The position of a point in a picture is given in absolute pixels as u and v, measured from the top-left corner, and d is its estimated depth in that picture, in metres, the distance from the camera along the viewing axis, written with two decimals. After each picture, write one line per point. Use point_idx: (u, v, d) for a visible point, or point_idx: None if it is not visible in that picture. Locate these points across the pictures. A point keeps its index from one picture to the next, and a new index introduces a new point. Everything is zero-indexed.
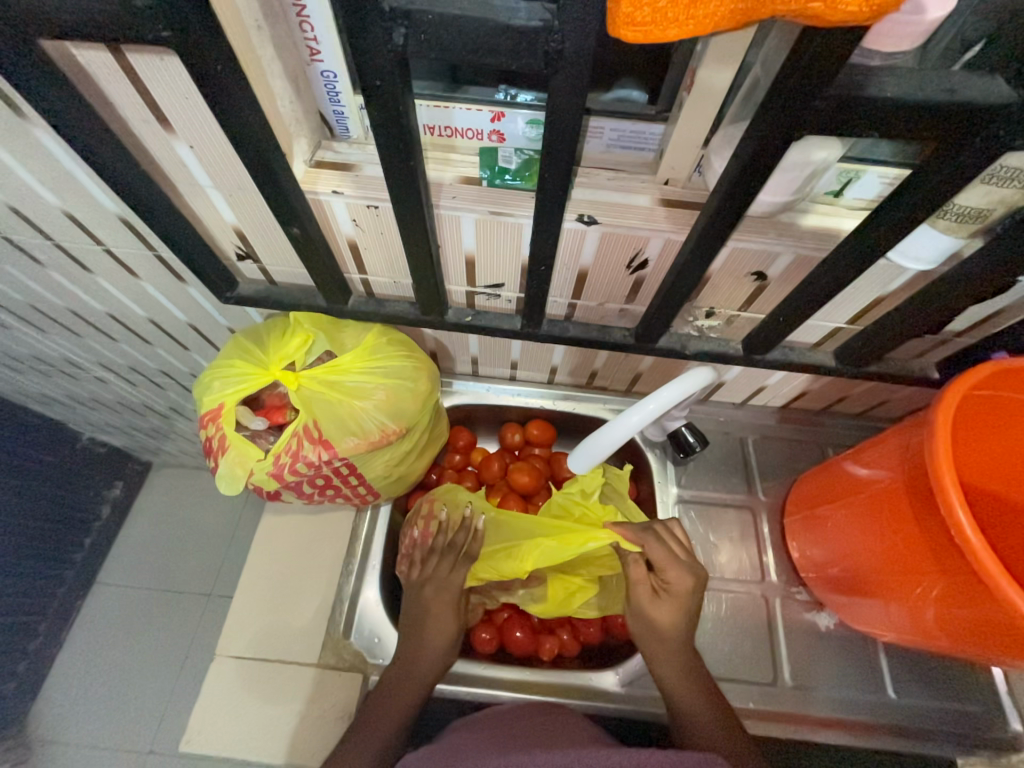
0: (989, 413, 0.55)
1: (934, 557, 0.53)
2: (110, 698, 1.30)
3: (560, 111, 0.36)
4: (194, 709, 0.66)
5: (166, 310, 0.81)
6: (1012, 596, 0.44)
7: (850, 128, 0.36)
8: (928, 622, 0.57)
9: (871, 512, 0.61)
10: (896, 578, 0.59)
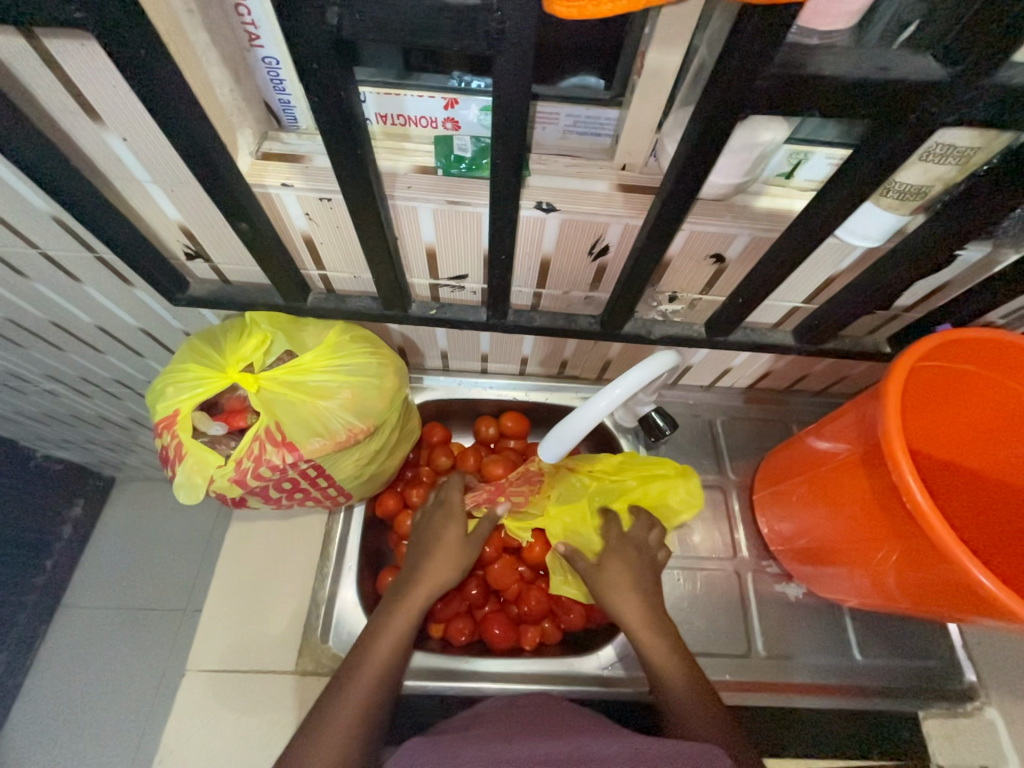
0: (936, 384, 0.57)
1: (890, 524, 0.56)
2: (81, 726, 1.24)
3: (507, 95, 0.35)
4: (166, 728, 0.64)
5: (115, 316, 0.77)
6: (960, 556, 0.46)
7: (793, 107, 0.36)
8: (888, 586, 0.60)
9: (831, 484, 0.63)
10: (857, 546, 0.61)
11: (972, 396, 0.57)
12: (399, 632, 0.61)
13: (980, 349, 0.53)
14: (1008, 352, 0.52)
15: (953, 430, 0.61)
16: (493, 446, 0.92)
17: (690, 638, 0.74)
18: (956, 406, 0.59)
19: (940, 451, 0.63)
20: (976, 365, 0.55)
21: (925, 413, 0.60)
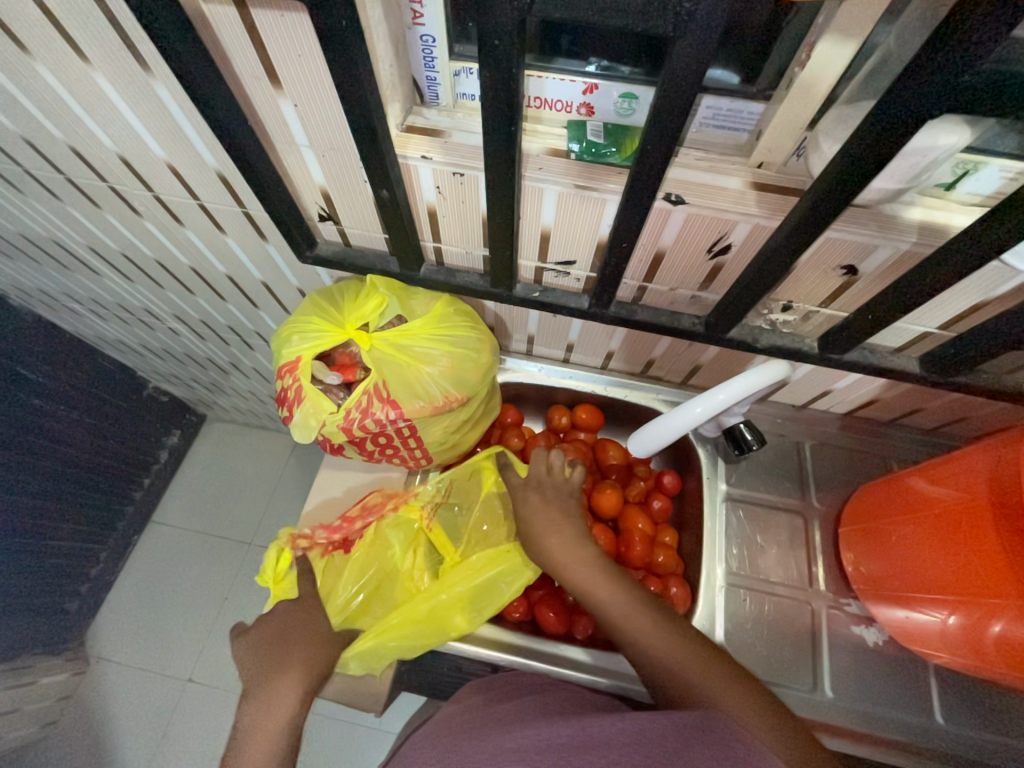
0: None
1: (1018, 584, 0.50)
2: (159, 629, 1.40)
3: (678, 78, 0.35)
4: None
5: (243, 268, 0.85)
6: None
7: (995, 107, 0.33)
8: (997, 649, 0.54)
9: (939, 528, 0.58)
10: (963, 598, 0.56)
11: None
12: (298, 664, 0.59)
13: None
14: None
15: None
16: (563, 435, 0.92)
17: (749, 662, 0.71)
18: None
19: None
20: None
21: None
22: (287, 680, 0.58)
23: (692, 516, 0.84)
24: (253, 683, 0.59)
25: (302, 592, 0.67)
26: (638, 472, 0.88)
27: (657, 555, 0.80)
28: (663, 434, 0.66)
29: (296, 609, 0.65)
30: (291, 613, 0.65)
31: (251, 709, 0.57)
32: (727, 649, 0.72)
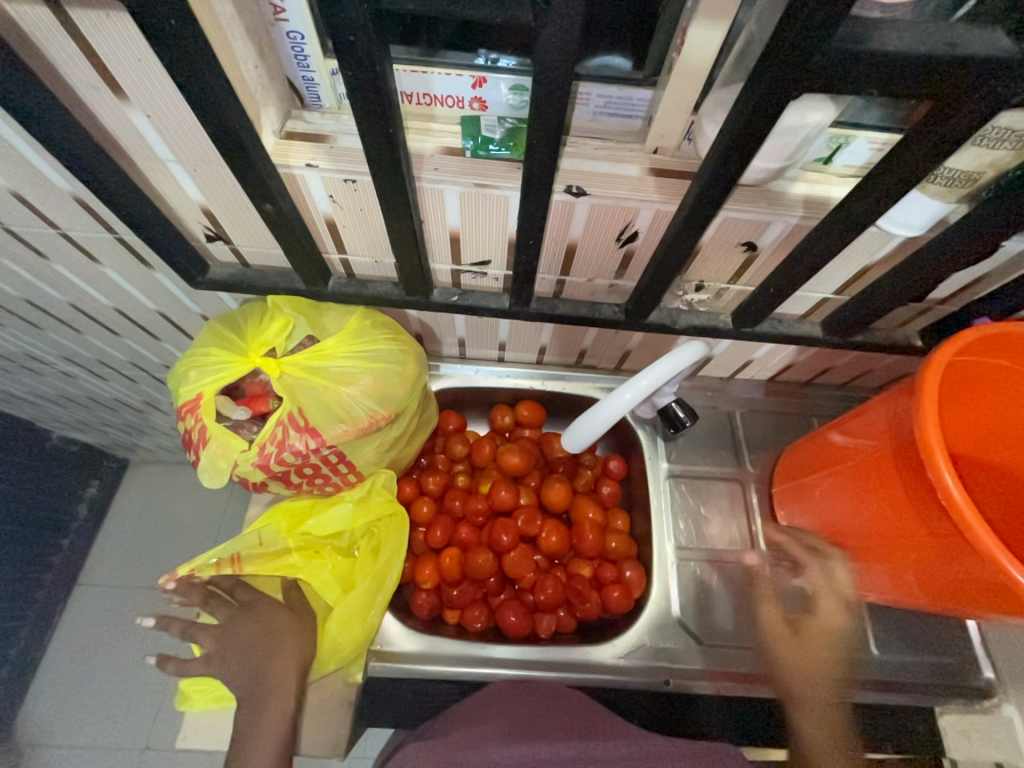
0: (988, 383, 0.56)
1: (921, 522, 0.55)
2: (89, 710, 1.20)
3: (550, 69, 0.34)
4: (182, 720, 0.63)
5: (133, 299, 0.77)
6: (997, 555, 0.45)
7: (848, 86, 0.35)
8: (912, 582, 0.59)
9: (856, 476, 0.62)
10: (881, 540, 0.60)
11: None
12: (284, 659, 0.60)
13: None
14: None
15: (1012, 429, 0.58)
16: (508, 435, 0.91)
17: (703, 629, 0.74)
18: (1008, 414, 0.57)
19: (988, 457, 0.60)
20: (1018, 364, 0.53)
21: (972, 413, 0.59)
22: (283, 674, 0.59)
23: (639, 497, 0.85)
24: (246, 681, 0.58)
25: (227, 617, 0.61)
26: (584, 463, 0.88)
27: (610, 542, 0.80)
28: (596, 415, 0.65)
29: (247, 629, 0.61)
30: (223, 640, 0.60)
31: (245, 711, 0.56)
32: (683, 621, 0.74)
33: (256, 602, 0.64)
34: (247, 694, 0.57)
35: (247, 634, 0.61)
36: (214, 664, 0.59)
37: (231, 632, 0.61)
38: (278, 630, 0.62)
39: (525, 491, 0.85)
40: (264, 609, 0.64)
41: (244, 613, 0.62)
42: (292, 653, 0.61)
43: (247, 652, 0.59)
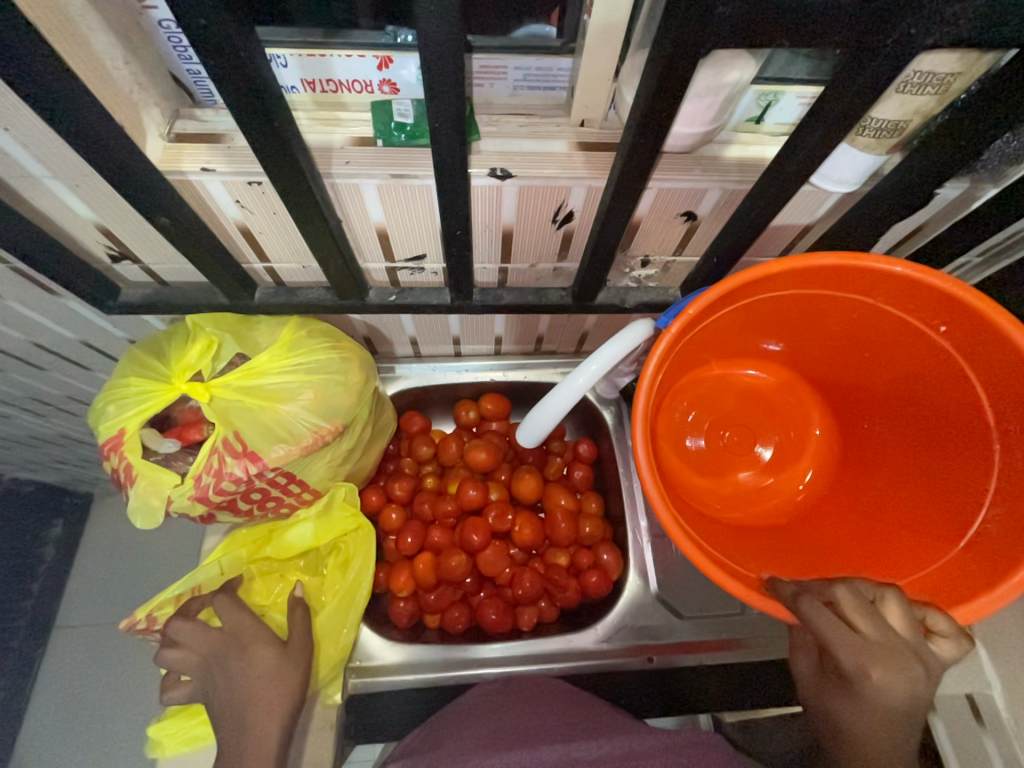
0: (804, 302, 0.55)
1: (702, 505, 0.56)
2: (79, 759, 1.13)
3: (437, 41, 0.31)
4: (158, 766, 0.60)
5: (49, 330, 0.71)
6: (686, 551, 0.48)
7: (758, 38, 0.33)
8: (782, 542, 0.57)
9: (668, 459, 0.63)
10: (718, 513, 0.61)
11: (850, 316, 0.54)
12: (271, 700, 0.52)
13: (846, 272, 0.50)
14: (875, 272, 0.48)
15: (829, 339, 0.58)
16: (475, 430, 0.88)
17: (682, 603, 0.74)
18: (824, 327, 0.57)
19: (809, 363, 0.62)
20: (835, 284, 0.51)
21: (798, 326, 0.58)
22: (262, 724, 0.51)
23: (611, 479, 0.84)
24: (229, 725, 0.51)
25: (209, 644, 0.56)
26: (553, 451, 0.86)
27: (584, 527, 0.79)
28: (565, 396, 0.62)
29: (232, 661, 0.55)
30: (211, 668, 0.54)
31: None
32: (663, 598, 0.74)
33: (244, 626, 0.58)
34: (227, 738, 0.50)
35: (231, 665, 0.54)
36: (204, 691, 0.54)
37: (218, 662, 0.55)
38: (264, 667, 0.54)
39: (495, 487, 0.83)
40: (255, 635, 0.57)
41: (224, 642, 0.56)
42: (280, 697, 0.53)
43: (230, 684, 0.53)
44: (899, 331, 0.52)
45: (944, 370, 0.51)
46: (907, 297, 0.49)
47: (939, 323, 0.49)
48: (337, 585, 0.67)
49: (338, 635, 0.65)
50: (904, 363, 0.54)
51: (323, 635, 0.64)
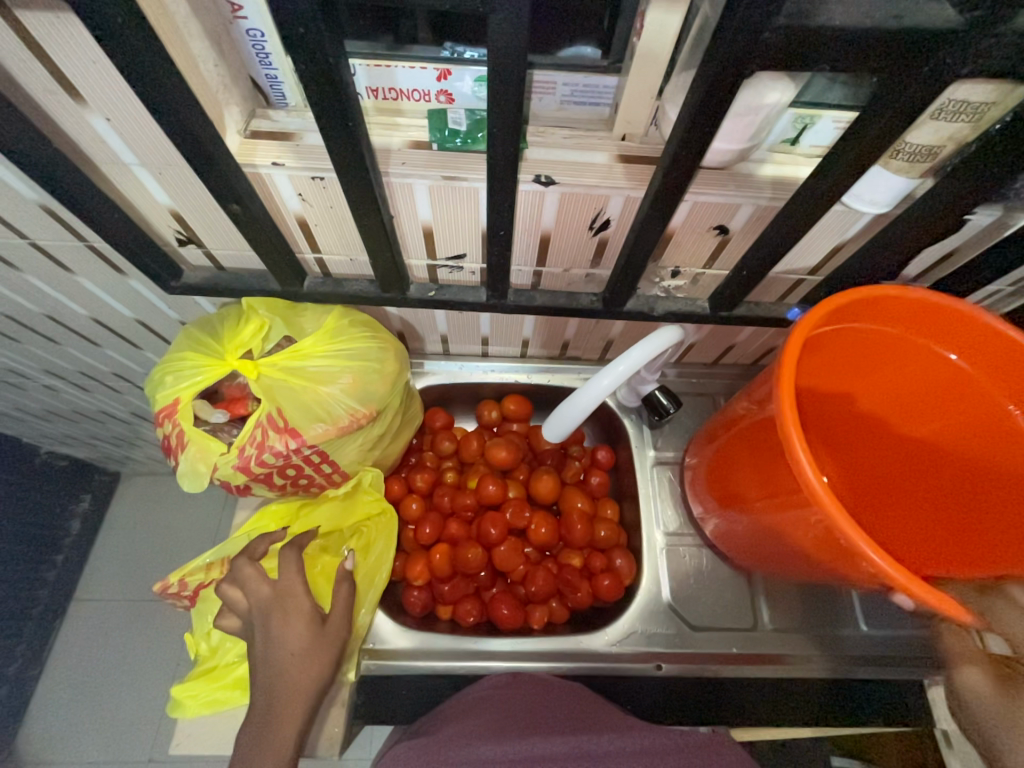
0: (843, 339, 0.58)
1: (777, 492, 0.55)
2: (89, 727, 1.16)
3: (502, 55, 0.34)
4: (177, 725, 0.63)
5: (110, 307, 0.76)
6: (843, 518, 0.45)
7: (798, 63, 0.35)
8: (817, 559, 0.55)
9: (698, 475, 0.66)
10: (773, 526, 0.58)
11: (897, 361, 0.60)
12: (300, 680, 0.54)
13: (899, 309, 0.54)
14: (913, 311, 0.54)
15: (842, 380, 0.64)
16: (496, 429, 0.90)
17: (694, 613, 0.74)
18: (861, 365, 0.62)
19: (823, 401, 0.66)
20: (875, 321, 0.56)
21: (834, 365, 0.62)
22: (288, 703, 0.52)
23: (628, 486, 0.85)
24: (263, 686, 0.53)
25: (262, 591, 0.58)
26: (572, 454, 0.88)
27: (600, 531, 0.80)
28: (589, 396, 0.64)
29: (273, 624, 0.57)
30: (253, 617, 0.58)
31: (249, 727, 0.51)
32: (675, 607, 0.75)
33: (285, 590, 0.59)
34: (260, 699, 0.53)
35: (270, 628, 0.56)
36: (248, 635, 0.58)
37: (263, 617, 0.57)
38: (297, 644, 0.56)
39: (513, 485, 0.85)
40: (295, 605, 0.58)
41: (267, 600, 0.58)
42: (309, 679, 0.54)
43: (267, 646, 0.55)
44: (941, 376, 0.58)
45: (984, 415, 0.57)
46: (948, 337, 0.55)
47: (976, 365, 0.55)
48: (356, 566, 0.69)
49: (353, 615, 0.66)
50: (952, 409, 0.59)
51: None
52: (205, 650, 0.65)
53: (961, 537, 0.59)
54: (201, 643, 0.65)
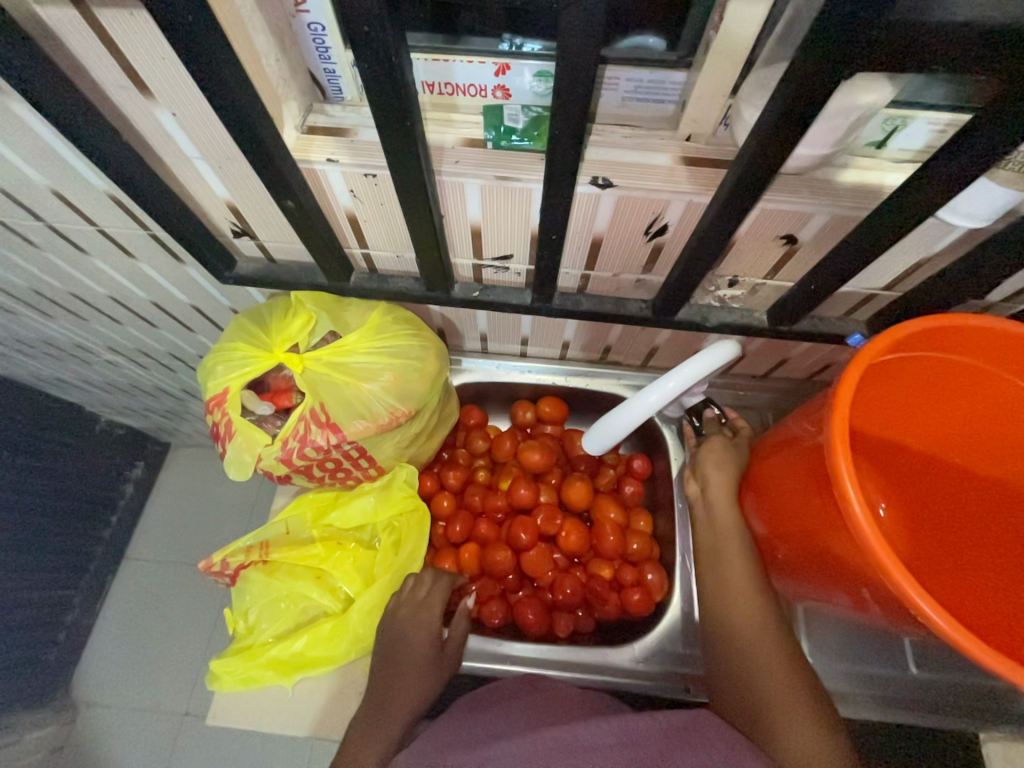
0: (914, 370, 0.54)
1: (822, 530, 0.53)
2: (135, 679, 1.25)
3: (573, 54, 0.32)
4: (214, 697, 0.66)
5: (167, 292, 0.79)
6: (890, 566, 0.44)
7: (906, 61, 0.31)
8: (866, 601, 0.53)
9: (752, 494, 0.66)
10: (821, 564, 0.56)
11: (969, 394, 0.55)
12: (404, 696, 0.57)
13: (977, 341, 0.49)
14: (991, 344, 0.49)
15: (904, 414, 0.60)
16: (530, 431, 0.89)
17: None
18: (935, 397, 0.57)
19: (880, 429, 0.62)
20: (953, 352, 0.51)
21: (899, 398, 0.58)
22: (390, 718, 0.56)
23: (664, 498, 0.82)
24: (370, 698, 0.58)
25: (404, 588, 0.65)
26: (607, 462, 0.86)
27: (632, 544, 0.79)
28: (632, 409, 0.62)
29: (407, 628, 0.61)
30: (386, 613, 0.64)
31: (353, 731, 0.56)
32: None
33: (420, 600, 0.64)
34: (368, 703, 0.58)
35: (395, 631, 0.61)
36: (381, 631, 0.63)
37: (402, 617, 0.62)
38: (411, 657, 0.60)
39: (545, 489, 0.84)
40: (422, 618, 0.62)
41: (400, 604, 0.64)
42: (409, 703, 0.57)
43: (385, 649, 0.61)
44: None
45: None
46: None
47: None
48: (386, 560, 0.69)
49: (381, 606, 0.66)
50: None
51: (368, 606, 0.66)
52: (243, 628, 0.68)
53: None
54: (240, 621, 0.68)
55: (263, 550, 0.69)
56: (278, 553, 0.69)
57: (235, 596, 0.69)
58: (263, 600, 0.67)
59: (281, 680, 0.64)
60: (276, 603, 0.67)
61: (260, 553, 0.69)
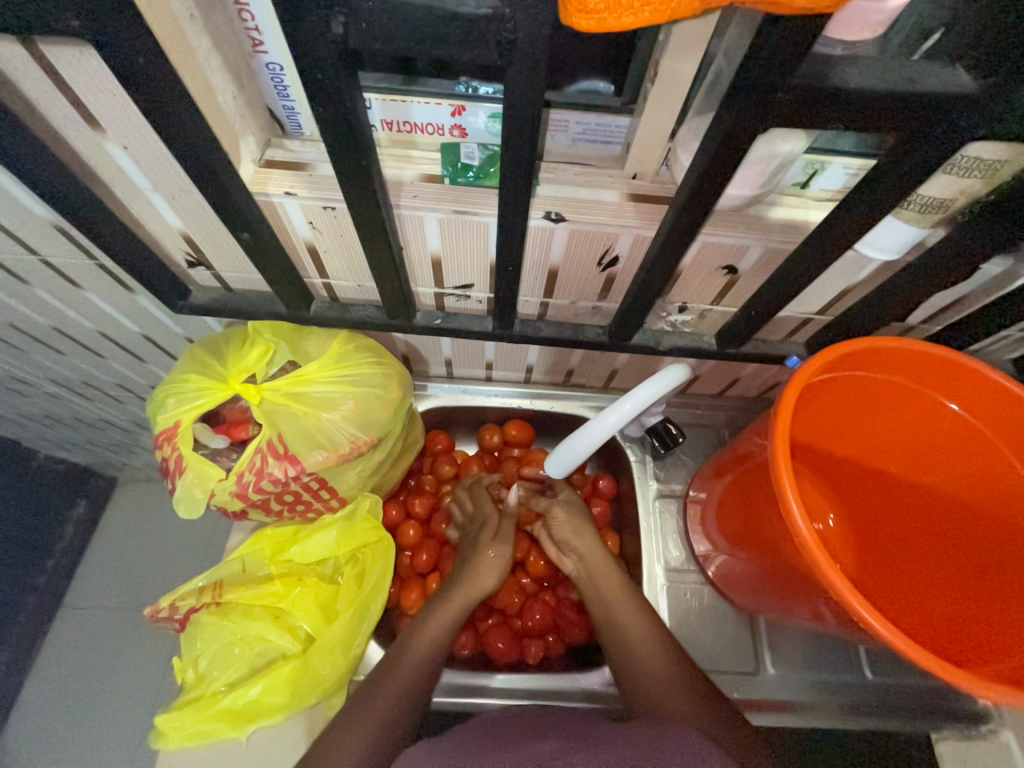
0: (846, 387, 0.58)
1: (772, 536, 0.56)
2: (69, 743, 1.13)
3: (519, 104, 0.35)
4: (159, 755, 0.61)
5: (117, 322, 0.76)
6: (830, 575, 0.46)
7: (813, 118, 0.36)
8: (818, 608, 0.55)
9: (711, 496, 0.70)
10: (775, 574, 0.59)
11: (899, 409, 0.59)
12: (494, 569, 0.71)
13: (900, 360, 0.54)
14: (913, 363, 0.54)
15: (844, 429, 0.64)
16: (496, 454, 0.89)
17: (695, 654, 0.73)
18: (869, 411, 0.61)
19: (824, 443, 0.66)
20: (879, 371, 0.56)
21: (838, 413, 0.62)
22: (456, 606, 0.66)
23: (629, 518, 0.84)
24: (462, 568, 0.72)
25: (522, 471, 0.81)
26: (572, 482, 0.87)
27: None
28: (596, 430, 0.63)
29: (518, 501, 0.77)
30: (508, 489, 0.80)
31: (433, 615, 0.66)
32: None
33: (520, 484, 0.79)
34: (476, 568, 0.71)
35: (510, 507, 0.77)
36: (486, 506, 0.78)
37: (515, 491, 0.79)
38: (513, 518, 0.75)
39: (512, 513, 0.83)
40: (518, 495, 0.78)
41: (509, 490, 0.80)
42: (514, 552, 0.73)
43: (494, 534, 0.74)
44: (947, 428, 0.57)
45: (991, 470, 0.56)
46: (950, 388, 0.55)
47: (977, 414, 0.55)
48: (348, 596, 0.67)
49: (341, 647, 0.64)
50: (959, 462, 0.58)
51: (328, 647, 0.63)
52: (192, 677, 0.64)
53: (963, 592, 0.57)
54: (190, 669, 0.64)
55: (216, 591, 0.65)
56: (231, 594, 0.65)
57: (183, 642, 0.64)
58: (214, 646, 0.63)
59: (234, 732, 0.60)
60: (229, 647, 0.63)
61: (212, 593, 0.65)
